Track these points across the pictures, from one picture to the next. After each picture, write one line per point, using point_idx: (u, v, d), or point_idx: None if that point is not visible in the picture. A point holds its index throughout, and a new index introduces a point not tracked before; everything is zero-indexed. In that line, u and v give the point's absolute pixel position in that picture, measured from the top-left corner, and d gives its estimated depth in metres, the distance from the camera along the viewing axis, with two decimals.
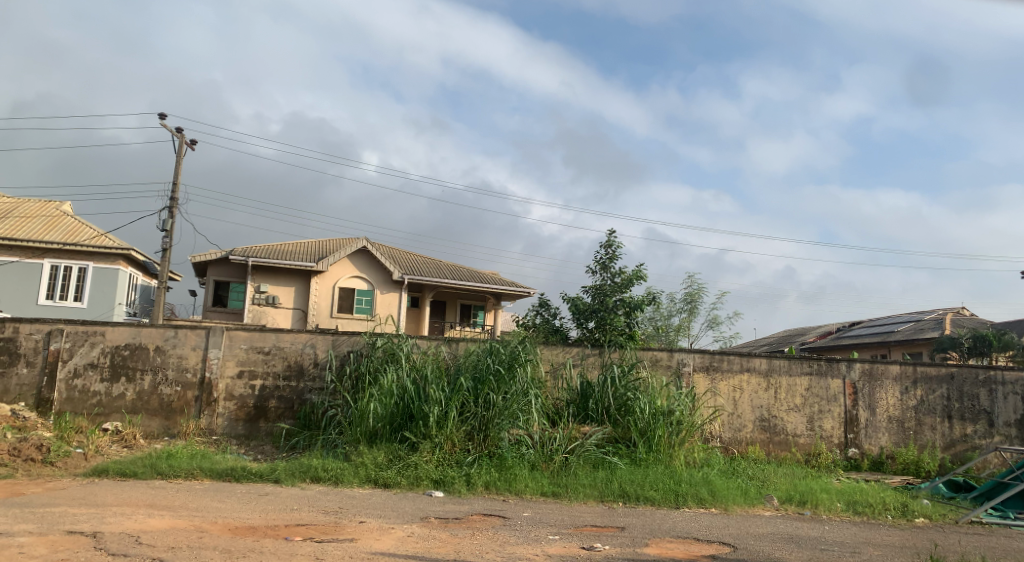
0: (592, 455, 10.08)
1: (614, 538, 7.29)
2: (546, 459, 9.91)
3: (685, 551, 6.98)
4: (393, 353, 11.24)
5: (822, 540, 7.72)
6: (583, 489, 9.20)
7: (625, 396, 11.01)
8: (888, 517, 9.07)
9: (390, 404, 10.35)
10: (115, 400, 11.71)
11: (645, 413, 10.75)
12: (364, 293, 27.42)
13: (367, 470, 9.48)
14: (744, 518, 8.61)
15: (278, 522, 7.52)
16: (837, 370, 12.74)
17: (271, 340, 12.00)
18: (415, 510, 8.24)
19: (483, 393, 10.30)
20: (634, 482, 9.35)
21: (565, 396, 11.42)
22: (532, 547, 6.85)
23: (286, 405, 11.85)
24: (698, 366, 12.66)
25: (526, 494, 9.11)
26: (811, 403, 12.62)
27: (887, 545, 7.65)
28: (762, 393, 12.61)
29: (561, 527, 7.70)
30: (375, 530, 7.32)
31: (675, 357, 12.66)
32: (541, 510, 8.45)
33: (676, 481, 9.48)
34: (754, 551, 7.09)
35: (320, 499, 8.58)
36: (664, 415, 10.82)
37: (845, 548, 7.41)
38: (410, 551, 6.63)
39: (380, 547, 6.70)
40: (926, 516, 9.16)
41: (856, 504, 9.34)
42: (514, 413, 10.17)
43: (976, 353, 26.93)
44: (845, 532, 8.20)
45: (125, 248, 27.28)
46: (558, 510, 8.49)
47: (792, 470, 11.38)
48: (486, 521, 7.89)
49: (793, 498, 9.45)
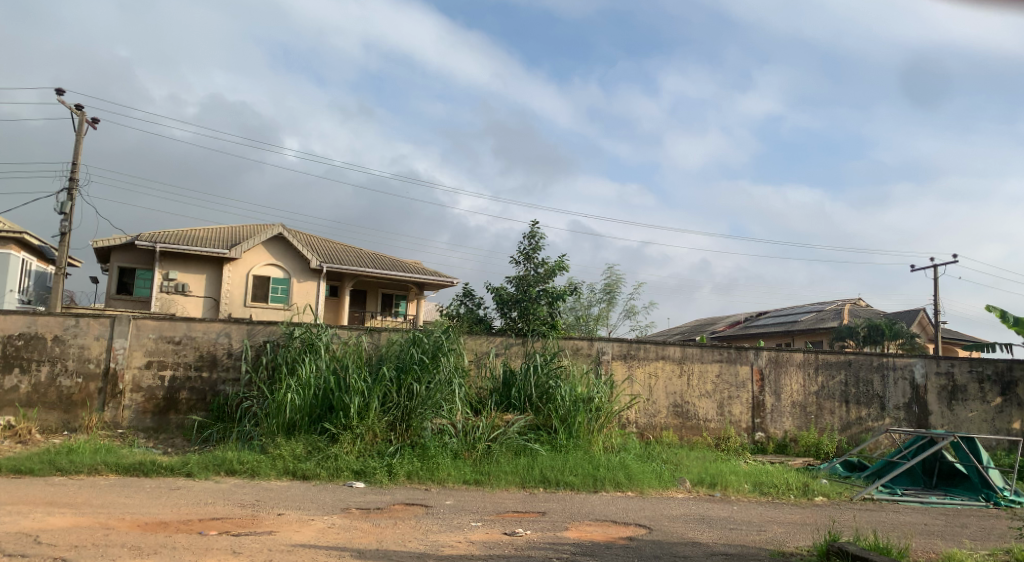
0: (515, 442, 10.30)
1: (535, 523, 7.53)
2: (469, 447, 10.07)
3: (603, 533, 7.28)
4: (311, 343, 11.16)
5: (730, 519, 8.18)
6: (505, 476, 9.42)
7: (546, 384, 11.29)
8: (790, 496, 9.66)
9: (309, 395, 10.27)
10: (7, 393, 11.20)
11: (566, 400, 11.06)
12: (279, 281, 26.89)
13: (285, 462, 9.42)
14: (658, 500, 9.03)
15: (191, 517, 7.42)
16: (746, 358, 13.39)
17: (182, 329, 11.71)
18: (335, 501, 8.27)
19: (406, 383, 10.39)
20: (555, 468, 9.63)
21: (488, 385, 11.63)
22: (455, 535, 7.00)
23: (198, 397, 11.60)
24: (616, 354, 13.07)
25: (448, 483, 9.26)
26: (721, 389, 13.23)
27: (789, 523, 8.18)
28: (676, 380, 13.14)
29: (482, 514, 7.89)
30: (294, 522, 7.32)
31: (595, 346, 13.02)
32: (463, 498, 8.62)
33: (595, 466, 9.82)
34: (668, 532, 7.45)
35: (235, 492, 8.48)
36: (584, 403, 11.17)
37: (751, 526, 7.90)
38: (331, 542, 6.67)
39: (301, 539, 6.72)
40: (824, 494, 9.80)
41: (761, 485, 9.90)
42: (437, 402, 10.28)
43: (870, 342, 28.67)
44: (751, 511, 8.71)
45: (19, 231, 25.88)
46: (480, 498, 8.67)
47: (703, 453, 11.93)
48: (408, 510, 8.00)
49: (704, 481, 9.94)
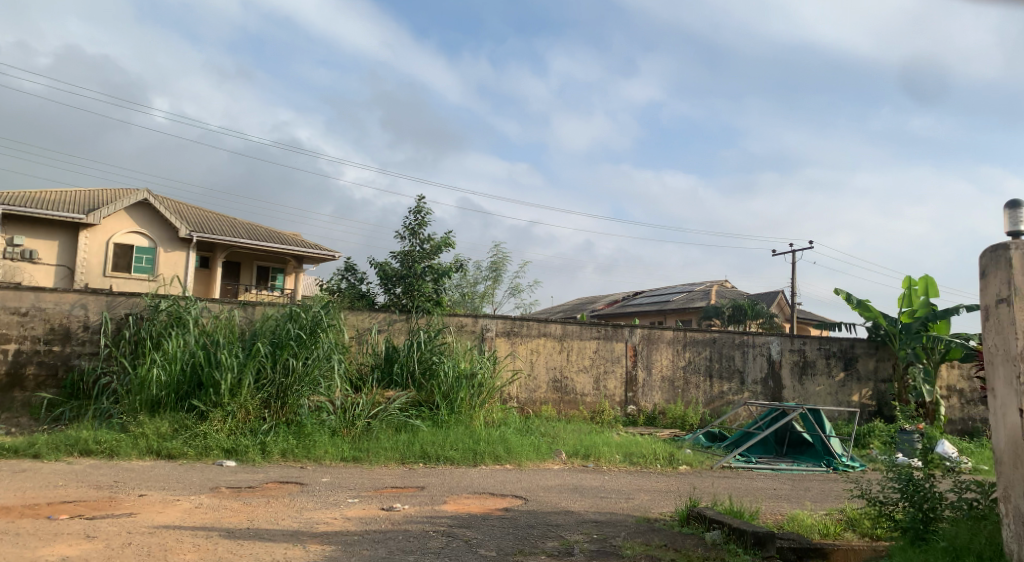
0: (395, 419, 10.32)
1: (413, 498, 7.61)
2: (348, 424, 10.00)
3: (480, 505, 7.46)
4: (178, 317, 10.67)
5: (602, 488, 8.58)
6: (385, 452, 9.44)
7: (430, 360, 11.34)
8: (658, 465, 10.22)
9: (176, 371, 9.86)
10: None
11: (449, 376, 11.16)
12: (143, 251, 25.34)
13: (147, 441, 9.04)
14: (535, 472, 9.33)
15: (39, 501, 7.00)
16: (621, 335, 13.95)
17: (29, 300, 10.92)
18: (203, 481, 8.03)
19: (282, 358, 10.11)
20: (435, 443, 9.74)
21: (369, 361, 11.56)
22: (330, 512, 6.96)
23: (48, 372, 10.86)
24: (500, 331, 13.29)
25: (325, 460, 9.19)
26: (598, 364, 13.74)
27: (655, 490, 8.67)
28: (556, 355, 13.52)
29: (360, 490, 7.88)
30: (157, 503, 7.05)
31: (479, 323, 13.19)
32: (340, 475, 8.58)
33: (475, 440, 10.00)
34: (543, 503, 7.73)
35: (90, 474, 8.06)
36: (467, 378, 11.28)
37: (620, 495, 8.32)
38: (197, 522, 6.47)
39: (164, 521, 6.47)
40: (688, 463, 10.43)
41: (632, 455, 10.41)
42: (315, 379, 10.13)
43: (734, 321, 30.47)
44: (622, 480, 9.17)
45: None
46: (358, 474, 8.66)
47: (579, 426, 12.38)
48: (282, 488, 7.89)
49: (579, 452, 10.35)
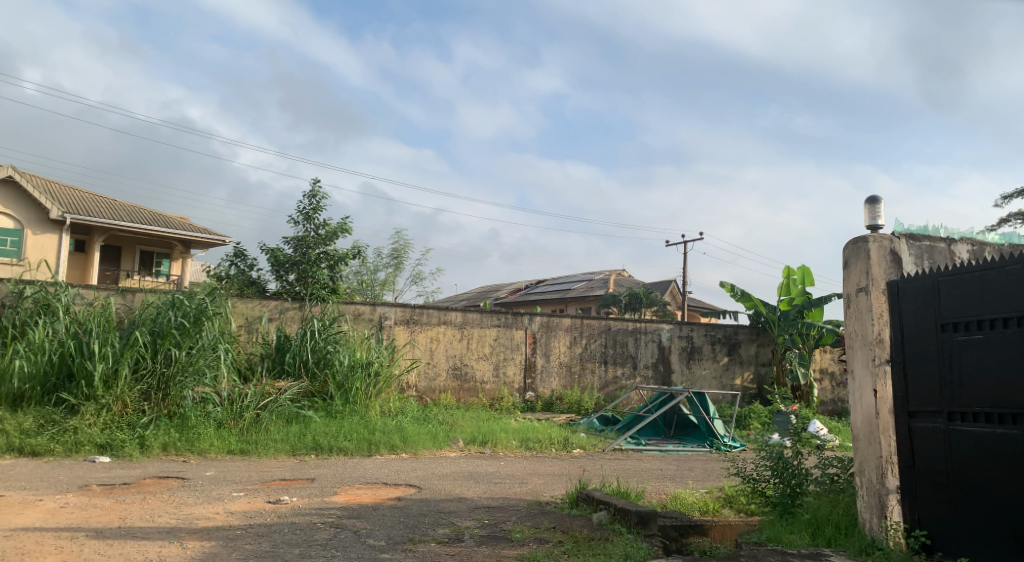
0: (286, 410, 10.06)
1: (302, 489, 7.46)
2: (235, 417, 9.68)
3: (372, 495, 7.39)
4: (47, 305, 10.04)
5: (496, 474, 8.67)
6: (274, 444, 9.21)
7: (324, 350, 11.09)
8: (553, 450, 10.40)
9: (42, 362, 9.28)
10: None
11: (344, 365, 10.97)
12: (8, 233, 23.70)
13: (9, 438, 8.46)
14: (431, 460, 9.32)
15: None
16: (520, 323, 14.09)
17: None
18: (73, 479, 7.59)
19: (164, 348, 9.59)
20: (328, 434, 9.57)
21: (259, 350, 11.24)
22: (212, 507, 6.73)
23: None
24: (399, 319, 13.15)
25: (209, 453, 8.88)
26: (497, 352, 13.84)
27: (549, 475, 8.82)
28: (456, 344, 13.53)
29: (246, 483, 7.66)
30: (17, 504, 6.62)
31: (377, 311, 13.01)
32: (226, 468, 8.31)
33: (370, 430, 9.88)
34: (436, 491, 7.73)
35: None
36: (362, 367, 11.13)
37: (514, 480, 8.43)
38: (63, 523, 6.12)
39: (25, 523, 6.08)
40: (582, 447, 10.67)
41: (528, 441, 10.56)
42: (199, 369, 9.71)
43: (631, 309, 31.35)
44: (517, 466, 9.29)
45: None
46: (245, 467, 8.41)
47: (477, 413, 12.45)
48: (160, 483, 7.56)
49: (476, 439, 10.40)
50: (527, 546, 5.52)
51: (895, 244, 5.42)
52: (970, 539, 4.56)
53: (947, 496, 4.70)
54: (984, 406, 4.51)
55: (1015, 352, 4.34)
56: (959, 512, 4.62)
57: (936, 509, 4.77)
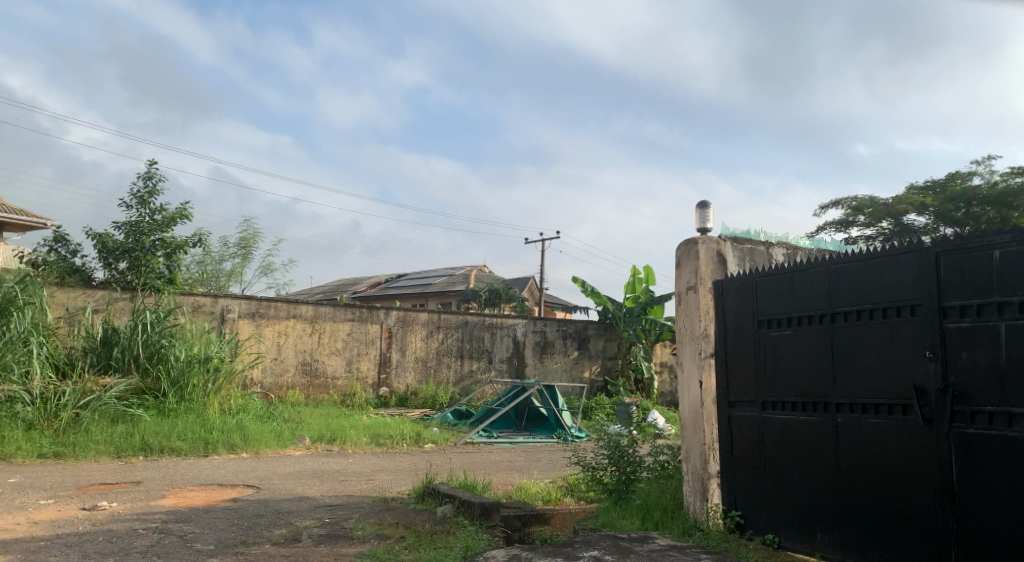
0: (112, 409, 9.31)
1: (124, 494, 6.93)
2: (50, 417, 8.87)
3: (204, 498, 6.98)
4: None
5: (342, 472, 8.44)
6: (96, 446, 8.51)
7: (157, 344, 10.31)
8: (403, 445, 10.28)
9: None
10: None
11: (180, 360, 10.30)
12: None
13: None
14: (274, 459, 8.94)
15: None
16: (376, 317, 13.83)
17: None
18: None
19: None
20: (159, 434, 8.95)
21: (81, 345, 10.25)
22: (16, 517, 6.11)
23: None
24: (243, 312, 12.54)
25: (17, 458, 8.07)
26: (351, 347, 13.52)
27: (397, 470, 8.70)
28: (306, 338, 13.08)
29: (60, 490, 7.02)
30: None
31: (219, 303, 12.32)
32: (36, 474, 7.57)
33: (207, 429, 9.34)
34: (276, 490, 7.42)
35: None
36: (200, 363, 10.51)
37: (361, 477, 8.25)
38: None
39: None
40: (433, 441, 10.62)
41: (379, 437, 10.38)
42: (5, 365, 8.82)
43: (490, 304, 31.65)
44: (365, 462, 9.10)
45: None
46: (59, 472, 7.70)
47: (326, 410, 12.09)
48: None
49: (323, 436, 10.10)
50: (367, 543, 5.40)
51: (721, 247, 5.76)
52: (774, 517, 4.93)
53: (758, 476, 5.07)
54: (790, 396, 4.90)
55: (817, 346, 4.73)
56: (767, 493, 4.99)
57: (750, 489, 5.13)
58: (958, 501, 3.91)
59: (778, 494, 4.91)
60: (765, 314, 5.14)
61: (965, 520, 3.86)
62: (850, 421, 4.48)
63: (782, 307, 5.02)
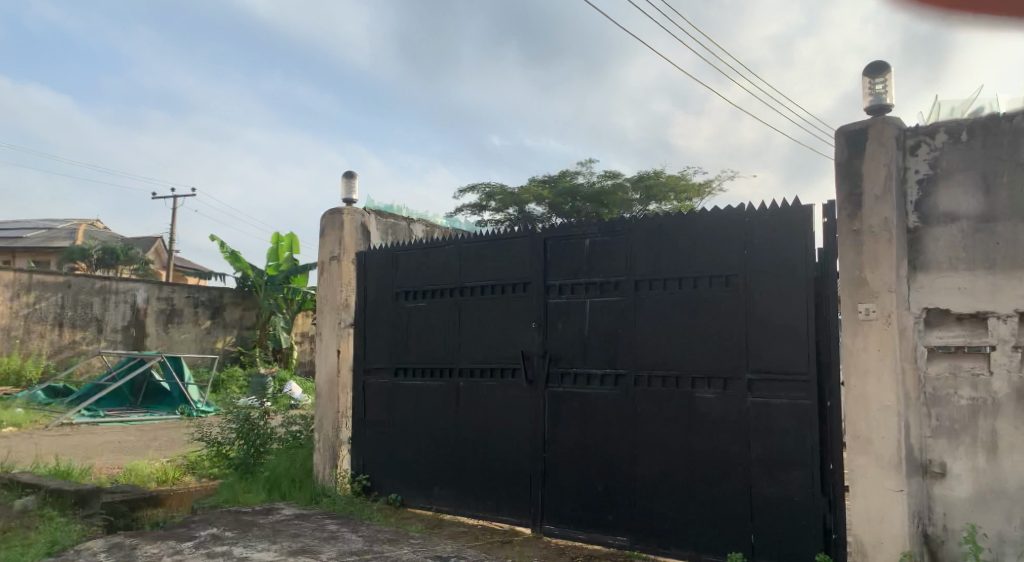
0: None
1: None
2: None
3: None
4: None
5: None
6: None
7: None
8: None
9: None
10: None
11: None
12: None
13: None
14: None
15: None
16: None
17: None
18: None
19: None
20: None
21: None
22: None
23: None
24: None
25: None
26: None
27: None
28: None
29: None
30: None
31: None
32: None
33: None
34: None
35: None
36: None
37: None
38: None
39: None
40: (16, 424, 8.96)
41: None
42: None
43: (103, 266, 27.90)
44: None
45: None
46: None
47: None
48: None
49: None
50: None
51: (365, 219, 6.78)
52: (399, 471, 6.19)
53: (388, 439, 6.28)
54: (418, 361, 6.24)
55: (443, 314, 6.15)
56: (395, 448, 6.23)
57: (378, 455, 6.32)
58: (549, 442, 5.47)
59: (405, 453, 6.18)
60: (406, 286, 6.38)
61: (547, 460, 5.47)
62: (469, 383, 5.90)
63: (422, 281, 6.30)
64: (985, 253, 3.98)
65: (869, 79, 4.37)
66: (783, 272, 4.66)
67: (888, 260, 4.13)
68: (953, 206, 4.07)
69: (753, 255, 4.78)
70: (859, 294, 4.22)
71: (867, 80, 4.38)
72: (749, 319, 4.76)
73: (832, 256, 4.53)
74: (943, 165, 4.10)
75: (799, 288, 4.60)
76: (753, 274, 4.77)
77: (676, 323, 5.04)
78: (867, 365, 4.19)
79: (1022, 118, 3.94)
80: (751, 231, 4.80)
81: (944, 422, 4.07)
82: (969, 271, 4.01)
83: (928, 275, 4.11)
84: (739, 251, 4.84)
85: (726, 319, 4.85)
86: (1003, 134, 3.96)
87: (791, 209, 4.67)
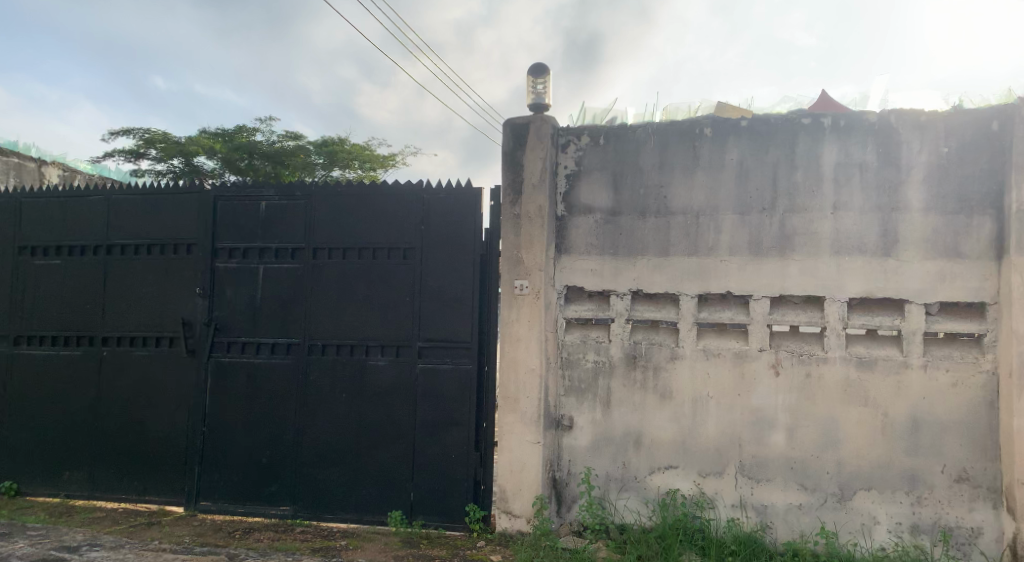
0: None
1: None
2: None
3: None
4: None
5: None
6: None
7: None
8: None
9: None
10: None
11: None
12: None
13: None
14: None
15: None
16: None
17: None
18: None
19: None
20: None
21: None
22: None
23: None
24: None
25: None
26: None
27: None
28: None
29: None
30: None
31: None
32: None
33: None
34: None
35: None
36: None
37: None
38: None
39: None
40: None
41: None
42: None
43: None
44: None
45: None
46: None
47: None
48: None
49: None
50: None
51: None
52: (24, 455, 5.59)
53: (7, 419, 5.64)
54: (52, 329, 5.64)
55: (84, 275, 5.61)
56: (17, 429, 5.62)
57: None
58: (211, 416, 5.31)
59: (26, 434, 5.60)
60: (35, 240, 5.71)
61: (209, 432, 5.30)
62: (114, 352, 5.49)
63: (54, 235, 5.69)
64: (611, 240, 4.72)
65: (532, 78, 4.92)
66: (452, 247, 5.10)
67: (539, 242, 4.73)
68: (591, 200, 4.77)
69: (428, 230, 5.13)
70: (514, 271, 4.77)
71: (530, 78, 4.93)
72: (419, 290, 5.13)
73: (495, 234, 5.07)
74: (585, 163, 4.79)
75: (466, 262, 5.07)
76: (424, 247, 5.13)
77: (351, 293, 5.22)
78: (517, 334, 4.77)
79: (642, 131, 4.71)
80: (425, 206, 5.15)
81: (573, 383, 4.78)
82: (599, 255, 4.73)
83: (569, 258, 4.78)
84: (413, 225, 5.16)
85: (399, 289, 5.16)
86: (629, 141, 4.72)
87: (461, 188, 5.11)
